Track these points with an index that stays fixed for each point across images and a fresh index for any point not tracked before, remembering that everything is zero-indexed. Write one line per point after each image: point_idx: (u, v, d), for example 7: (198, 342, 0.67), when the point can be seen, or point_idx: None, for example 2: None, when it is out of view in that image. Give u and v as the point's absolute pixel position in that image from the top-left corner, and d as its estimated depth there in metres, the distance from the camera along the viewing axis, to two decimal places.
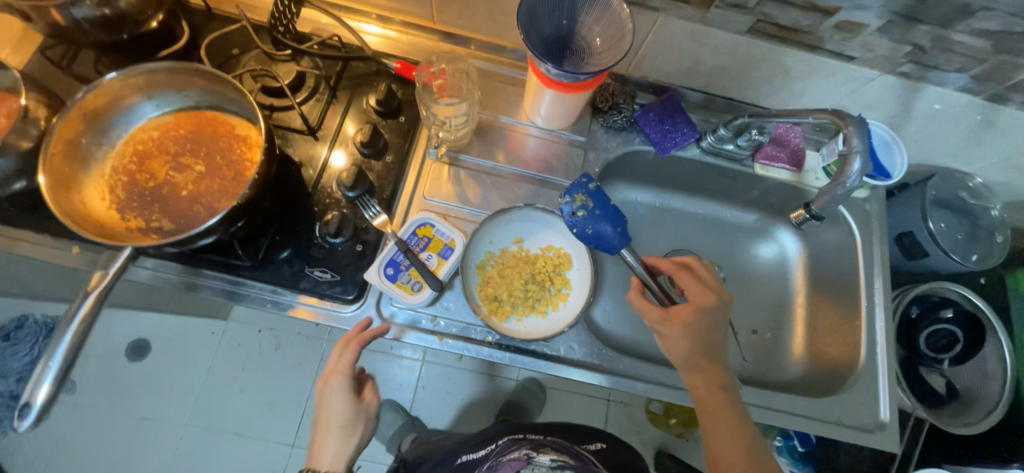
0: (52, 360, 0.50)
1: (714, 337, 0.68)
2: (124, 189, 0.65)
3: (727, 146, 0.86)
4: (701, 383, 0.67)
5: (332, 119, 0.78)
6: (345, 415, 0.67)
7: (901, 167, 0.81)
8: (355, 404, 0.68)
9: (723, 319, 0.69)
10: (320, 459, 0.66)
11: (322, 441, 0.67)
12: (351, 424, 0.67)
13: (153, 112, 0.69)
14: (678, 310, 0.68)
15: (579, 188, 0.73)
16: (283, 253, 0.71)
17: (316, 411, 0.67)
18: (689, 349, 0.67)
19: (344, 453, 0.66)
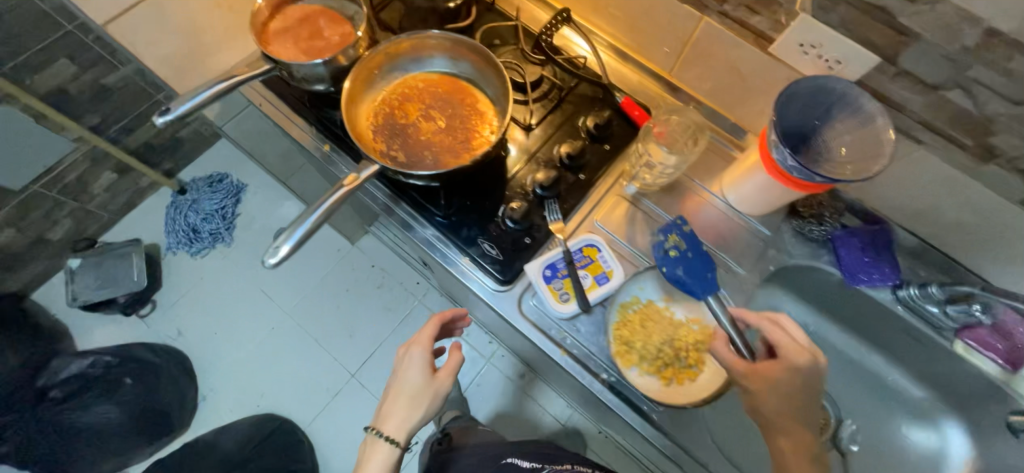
0: (299, 228, 0.63)
1: (810, 404, 0.62)
2: (383, 117, 0.79)
3: (930, 308, 0.76)
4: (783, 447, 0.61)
5: (549, 125, 0.86)
6: (416, 384, 0.78)
7: None
8: (426, 377, 0.78)
9: (814, 382, 0.63)
10: (387, 420, 0.77)
11: (394, 403, 0.78)
12: (420, 393, 0.78)
13: (426, 67, 0.82)
14: (764, 366, 0.63)
15: (673, 228, 0.78)
16: (467, 218, 0.80)
17: (395, 375, 0.80)
18: (778, 412, 0.61)
19: (409, 420, 0.76)
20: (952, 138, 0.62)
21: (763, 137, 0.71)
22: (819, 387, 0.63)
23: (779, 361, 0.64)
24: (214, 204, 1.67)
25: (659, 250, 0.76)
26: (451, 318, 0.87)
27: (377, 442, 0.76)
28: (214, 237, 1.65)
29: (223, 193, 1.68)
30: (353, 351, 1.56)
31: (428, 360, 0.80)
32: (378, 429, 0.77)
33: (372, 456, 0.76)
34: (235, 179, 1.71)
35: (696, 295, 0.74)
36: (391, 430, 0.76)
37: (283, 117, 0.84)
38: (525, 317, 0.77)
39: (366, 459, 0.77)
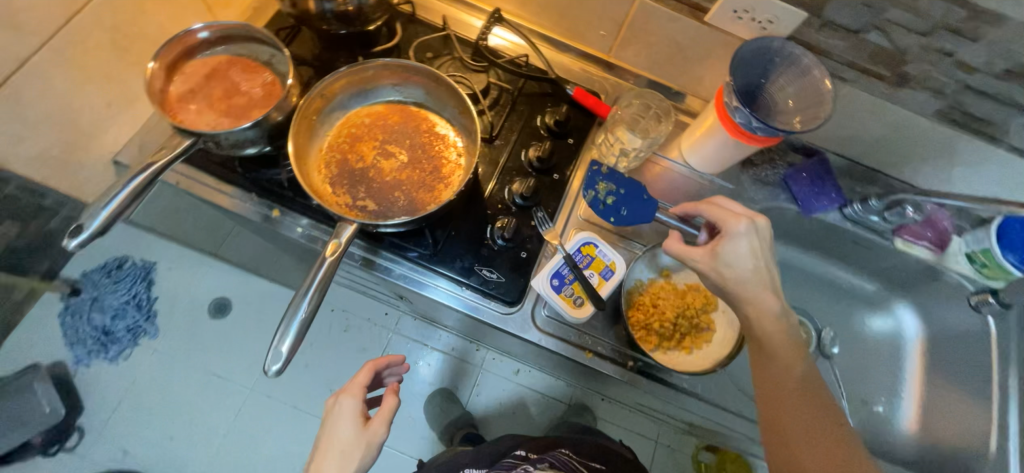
0: (296, 316, 0.55)
1: (764, 264, 0.63)
2: (337, 166, 0.71)
3: (872, 218, 0.88)
4: (755, 316, 0.64)
5: (508, 132, 0.83)
6: (346, 438, 0.77)
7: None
8: (358, 429, 0.78)
9: (763, 243, 0.64)
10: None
11: (326, 461, 0.75)
12: (351, 446, 0.76)
13: (369, 100, 0.75)
14: (713, 246, 0.64)
15: (596, 176, 0.82)
16: (456, 248, 0.75)
17: (326, 429, 0.78)
18: (740, 286, 0.63)
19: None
20: (871, 71, 0.72)
21: (720, 101, 0.75)
22: (765, 246, 0.64)
23: (723, 236, 0.64)
24: (123, 295, 1.44)
25: (600, 204, 0.80)
26: (385, 363, 0.89)
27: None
28: (133, 333, 1.43)
29: (129, 279, 1.46)
30: None
31: (359, 410, 0.80)
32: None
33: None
34: (138, 259, 1.48)
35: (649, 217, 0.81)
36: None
37: (211, 190, 0.73)
38: (542, 330, 0.75)
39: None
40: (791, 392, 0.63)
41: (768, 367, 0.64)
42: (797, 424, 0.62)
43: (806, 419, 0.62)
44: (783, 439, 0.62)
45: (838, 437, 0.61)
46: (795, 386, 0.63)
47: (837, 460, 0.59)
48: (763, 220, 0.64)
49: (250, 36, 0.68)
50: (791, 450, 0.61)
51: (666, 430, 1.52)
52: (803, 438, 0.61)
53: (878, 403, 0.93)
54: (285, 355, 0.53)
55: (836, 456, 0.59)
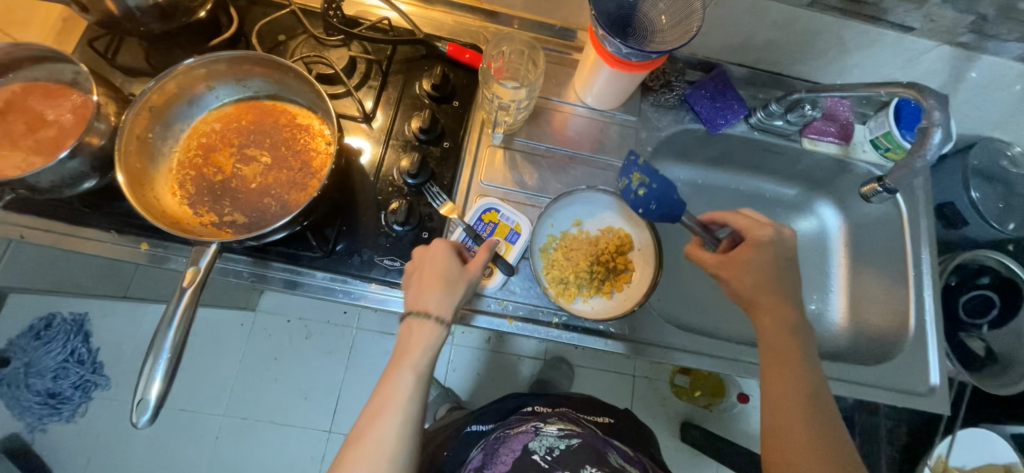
0: (162, 354, 0.51)
1: (786, 275, 0.66)
2: (193, 183, 0.64)
3: (777, 122, 0.86)
4: (775, 319, 0.64)
5: (386, 107, 0.77)
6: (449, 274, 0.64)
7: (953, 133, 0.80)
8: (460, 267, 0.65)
9: (788, 254, 0.66)
10: (429, 301, 0.63)
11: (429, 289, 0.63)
12: (453, 282, 0.64)
13: (214, 103, 0.68)
14: (737, 252, 0.67)
15: (631, 166, 0.74)
16: (351, 243, 0.71)
17: (423, 263, 0.64)
18: (761, 288, 0.65)
19: (454, 301, 0.64)
20: None
21: (593, 34, 0.70)
22: (791, 258, 0.67)
23: (747, 243, 0.67)
24: (59, 355, 1.30)
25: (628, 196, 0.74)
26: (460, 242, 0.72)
27: (423, 324, 0.62)
28: (82, 388, 1.35)
29: (61, 337, 1.30)
30: (316, 410, 1.44)
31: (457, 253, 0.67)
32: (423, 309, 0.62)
33: (416, 339, 0.62)
34: (67, 313, 1.30)
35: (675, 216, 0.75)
36: (438, 312, 0.63)
37: (59, 237, 0.65)
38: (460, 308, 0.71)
39: (407, 347, 0.63)
40: (801, 403, 0.59)
41: (780, 375, 0.61)
42: (801, 441, 0.57)
43: (806, 434, 0.57)
44: (778, 446, 0.58)
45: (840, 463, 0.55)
46: (807, 400, 0.59)
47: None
48: (789, 232, 0.67)
49: (40, 55, 0.58)
50: (787, 459, 0.57)
51: (642, 362, 1.55)
52: (802, 455, 0.56)
53: (811, 301, 0.96)
54: (154, 403, 0.49)
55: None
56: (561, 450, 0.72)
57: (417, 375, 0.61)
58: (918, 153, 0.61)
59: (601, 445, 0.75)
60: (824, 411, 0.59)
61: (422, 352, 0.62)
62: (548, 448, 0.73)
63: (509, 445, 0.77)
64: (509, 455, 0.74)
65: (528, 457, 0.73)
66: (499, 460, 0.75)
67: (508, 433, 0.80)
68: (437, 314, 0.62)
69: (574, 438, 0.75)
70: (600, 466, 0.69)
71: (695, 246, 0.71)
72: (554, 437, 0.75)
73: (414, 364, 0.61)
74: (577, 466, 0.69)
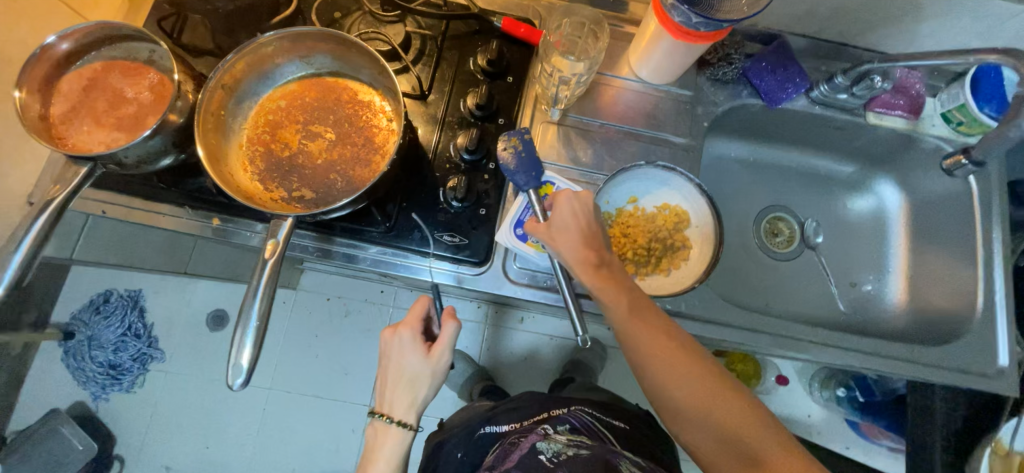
0: (249, 323, 0.53)
1: (596, 239, 0.65)
2: (262, 159, 0.66)
3: (841, 96, 0.83)
4: (621, 306, 0.63)
5: (441, 85, 0.77)
6: (414, 369, 0.70)
7: None
8: (422, 359, 0.70)
9: (588, 208, 0.65)
10: (392, 405, 0.71)
11: (393, 390, 0.71)
12: (419, 376, 0.70)
13: (279, 80, 0.69)
14: (553, 216, 0.65)
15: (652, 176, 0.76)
16: (411, 219, 0.72)
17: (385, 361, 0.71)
18: (598, 270, 0.64)
19: (416, 400, 0.70)
20: None
21: (659, 5, 0.69)
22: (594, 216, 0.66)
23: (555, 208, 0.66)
24: (117, 328, 1.41)
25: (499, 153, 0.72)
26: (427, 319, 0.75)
27: (388, 427, 0.70)
28: (140, 361, 1.42)
29: (119, 311, 1.42)
30: (357, 384, 1.50)
31: (419, 341, 0.72)
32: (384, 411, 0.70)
33: (383, 437, 0.70)
34: (122, 289, 1.44)
35: (522, 190, 0.71)
36: (400, 415, 0.70)
37: (140, 213, 0.68)
38: (517, 282, 0.73)
39: (375, 447, 0.71)
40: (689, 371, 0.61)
41: (673, 375, 0.61)
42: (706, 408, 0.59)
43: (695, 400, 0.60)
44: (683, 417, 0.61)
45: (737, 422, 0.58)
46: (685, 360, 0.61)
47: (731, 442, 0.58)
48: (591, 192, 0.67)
49: (122, 33, 0.60)
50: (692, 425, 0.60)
51: None
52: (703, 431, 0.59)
53: (865, 282, 0.95)
54: (247, 368, 0.52)
55: (748, 458, 0.57)
56: (569, 456, 0.73)
57: None
58: (1012, 123, 0.59)
59: (609, 455, 0.74)
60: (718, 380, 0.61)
61: (389, 449, 0.70)
62: (556, 452, 0.74)
63: (520, 446, 0.79)
64: (520, 452, 0.77)
65: (534, 456, 0.74)
66: (509, 458, 0.78)
67: (522, 437, 0.83)
68: (400, 417, 0.70)
69: (583, 449, 0.75)
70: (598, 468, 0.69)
71: (541, 228, 0.65)
72: (562, 444, 0.76)
73: (377, 471, 0.69)
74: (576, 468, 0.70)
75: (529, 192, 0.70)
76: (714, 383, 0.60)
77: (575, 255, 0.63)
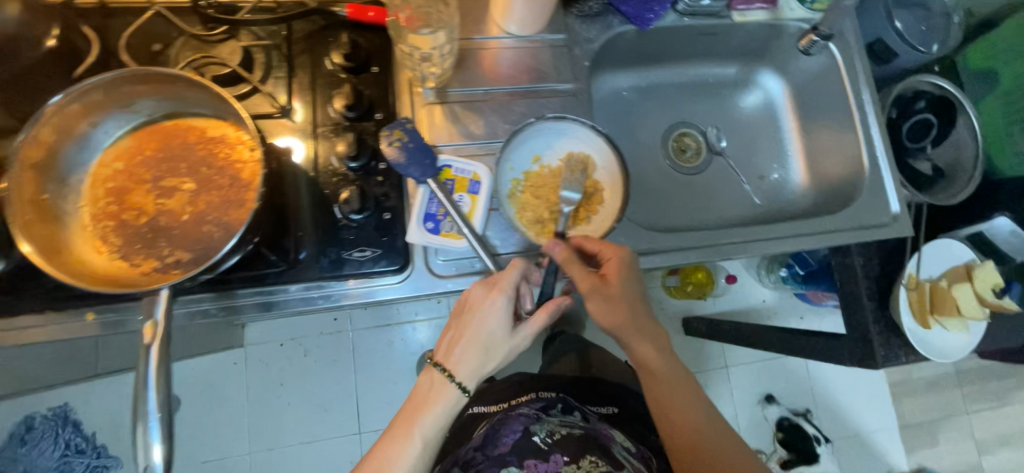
0: (150, 418, 0.47)
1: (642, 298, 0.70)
2: (117, 234, 0.58)
3: (704, 2, 0.84)
4: (644, 351, 0.71)
5: (302, 95, 0.70)
6: (495, 335, 0.66)
7: None
8: (507, 331, 0.66)
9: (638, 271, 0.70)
10: (458, 362, 0.66)
11: (463, 348, 0.66)
12: (498, 345, 0.66)
13: (107, 140, 0.60)
14: (608, 271, 0.67)
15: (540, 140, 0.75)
16: (313, 247, 0.67)
17: (466, 321, 0.65)
18: (636, 315, 0.69)
19: (481, 369, 0.66)
20: None
21: None
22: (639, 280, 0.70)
23: (608, 267, 0.68)
24: (53, 452, 1.19)
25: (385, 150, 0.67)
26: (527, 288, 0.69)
27: (445, 382, 0.66)
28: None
29: (50, 434, 1.18)
30: (340, 418, 1.45)
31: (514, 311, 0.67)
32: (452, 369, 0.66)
33: (433, 395, 0.66)
34: (45, 410, 1.18)
35: (420, 181, 0.67)
36: (464, 378, 0.66)
37: None
38: (446, 276, 0.70)
39: (425, 395, 0.67)
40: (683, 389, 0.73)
41: (664, 399, 0.73)
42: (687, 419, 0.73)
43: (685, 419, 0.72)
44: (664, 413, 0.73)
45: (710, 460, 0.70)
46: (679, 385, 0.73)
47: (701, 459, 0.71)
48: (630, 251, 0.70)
49: None
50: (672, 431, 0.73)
51: None
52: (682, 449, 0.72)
53: (772, 172, 1.00)
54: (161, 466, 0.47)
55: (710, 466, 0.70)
56: (563, 436, 0.78)
57: (422, 436, 0.66)
58: None
59: (601, 437, 0.80)
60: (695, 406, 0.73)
61: (437, 412, 0.66)
62: (550, 433, 0.78)
63: (511, 425, 0.81)
64: (515, 433, 0.79)
65: (531, 439, 0.78)
66: (502, 440, 0.79)
67: (510, 415, 0.84)
68: (460, 378, 0.66)
69: (576, 428, 0.80)
70: (597, 454, 0.75)
71: (597, 282, 0.67)
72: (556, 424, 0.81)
73: (425, 425, 0.65)
74: (576, 453, 0.75)
75: (427, 183, 0.66)
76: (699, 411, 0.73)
77: (612, 311, 0.67)
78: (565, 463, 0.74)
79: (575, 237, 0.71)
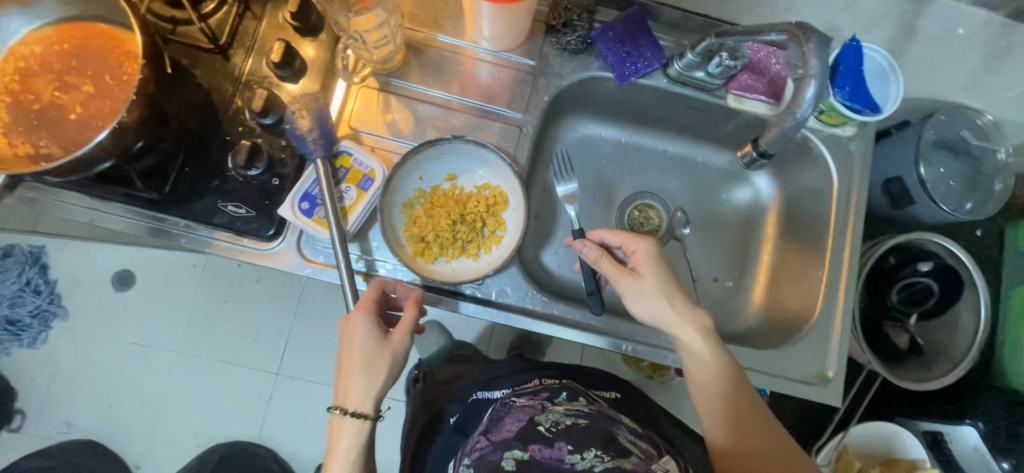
0: None
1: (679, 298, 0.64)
2: (7, 110, 0.60)
3: (697, 74, 0.75)
4: (690, 356, 0.64)
5: (244, 39, 0.70)
6: (368, 350, 0.57)
7: (894, 101, 0.71)
8: (374, 341, 0.57)
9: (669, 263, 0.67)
10: (345, 394, 0.56)
11: (350, 376, 0.57)
12: (375, 359, 0.56)
13: (38, 24, 0.63)
14: (636, 258, 0.66)
15: (456, 163, 0.72)
16: (193, 187, 0.66)
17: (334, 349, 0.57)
18: (681, 317, 0.64)
19: (373, 389, 0.56)
20: None
21: None
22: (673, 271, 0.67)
23: (638, 260, 0.66)
24: (14, 283, 1.11)
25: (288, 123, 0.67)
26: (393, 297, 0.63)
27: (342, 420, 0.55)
28: (42, 318, 1.11)
29: (17, 268, 1.11)
30: None
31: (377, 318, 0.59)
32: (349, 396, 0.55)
33: (337, 436, 0.56)
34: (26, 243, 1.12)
35: (308, 155, 0.66)
36: (356, 405, 0.55)
37: None
38: (311, 262, 0.68)
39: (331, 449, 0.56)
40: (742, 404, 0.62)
41: (715, 407, 0.62)
42: (751, 431, 0.61)
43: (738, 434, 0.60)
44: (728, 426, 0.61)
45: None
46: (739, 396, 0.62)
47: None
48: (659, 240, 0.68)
49: None
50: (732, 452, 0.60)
51: None
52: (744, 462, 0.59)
53: (728, 279, 0.88)
54: None
55: None
56: (568, 427, 0.59)
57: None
58: None
59: (610, 424, 0.61)
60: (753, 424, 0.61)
61: (343, 453, 0.55)
62: (552, 423, 0.59)
63: (515, 412, 0.63)
64: (516, 421, 0.61)
65: (533, 428, 0.59)
66: (503, 428, 0.61)
67: (512, 400, 0.68)
68: (355, 406, 0.55)
69: (582, 418, 0.61)
70: (606, 447, 0.55)
71: (629, 278, 0.65)
72: (560, 413, 0.62)
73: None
74: (580, 442, 0.55)
75: (314, 162, 0.65)
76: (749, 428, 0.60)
77: (647, 307, 0.64)
78: (570, 453, 0.54)
79: (596, 233, 0.70)
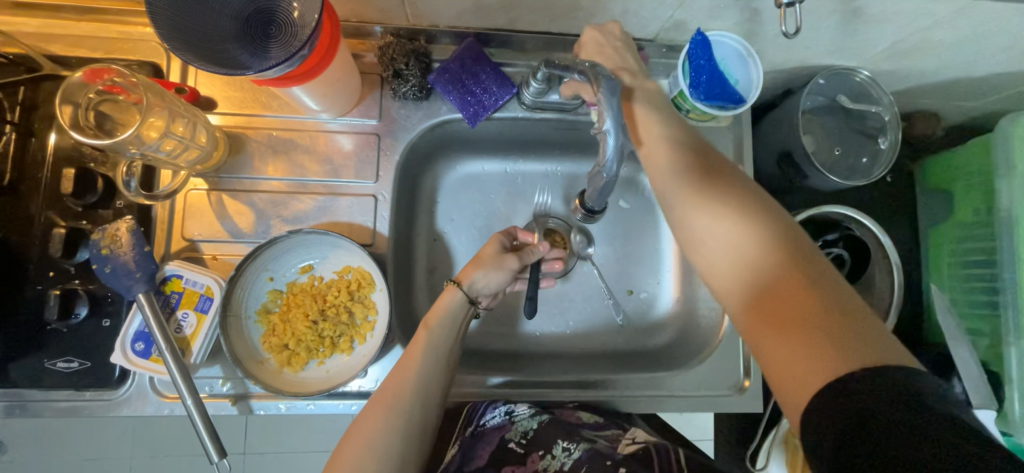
0: None
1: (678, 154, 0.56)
2: None
3: (552, 97, 0.70)
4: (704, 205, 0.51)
5: (30, 170, 0.61)
6: (443, 343, 0.63)
7: (756, 86, 0.66)
8: (461, 323, 0.67)
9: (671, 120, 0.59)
10: (400, 373, 0.60)
11: (411, 356, 0.61)
12: (449, 350, 0.63)
13: None
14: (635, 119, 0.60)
15: (313, 254, 0.66)
16: (9, 353, 0.59)
17: (427, 319, 0.64)
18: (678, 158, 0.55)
19: (432, 369, 0.61)
20: None
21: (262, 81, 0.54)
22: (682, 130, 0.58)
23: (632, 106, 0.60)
24: None
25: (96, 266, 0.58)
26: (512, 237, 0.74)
27: (372, 415, 0.56)
28: None
29: None
30: None
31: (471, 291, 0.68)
32: (457, 280, 0.67)
33: (363, 426, 0.56)
34: None
35: (128, 295, 0.58)
36: (402, 386, 0.58)
37: None
38: (168, 399, 0.62)
39: (345, 445, 0.55)
40: (786, 255, 0.45)
41: (751, 271, 0.46)
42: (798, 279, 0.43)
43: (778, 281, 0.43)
44: (765, 292, 0.44)
45: (840, 323, 0.39)
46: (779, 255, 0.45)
47: (837, 332, 0.39)
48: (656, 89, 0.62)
49: None
50: (776, 314, 0.42)
51: None
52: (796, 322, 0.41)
53: (643, 288, 0.84)
54: None
55: (847, 360, 0.37)
56: (535, 431, 0.64)
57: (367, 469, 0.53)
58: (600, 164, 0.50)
59: (571, 414, 0.67)
60: (781, 245, 0.45)
61: (370, 446, 0.54)
62: (521, 433, 0.64)
63: (484, 435, 0.65)
64: (485, 446, 0.65)
65: (504, 447, 0.64)
66: (476, 454, 0.64)
67: (474, 423, 0.67)
68: (408, 390, 0.58)
69: (543, 414, 0.66)
70: (572, 437, 0.63)
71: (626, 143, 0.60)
72: (524, 417, 0.66)
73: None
74: (548, 442, 0.63)
75: (138, 302, 0.58)
76: (768, 244, 0.45)
77: (652, 152, 0.57)
78: (542, 460, 0.62)
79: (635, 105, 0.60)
